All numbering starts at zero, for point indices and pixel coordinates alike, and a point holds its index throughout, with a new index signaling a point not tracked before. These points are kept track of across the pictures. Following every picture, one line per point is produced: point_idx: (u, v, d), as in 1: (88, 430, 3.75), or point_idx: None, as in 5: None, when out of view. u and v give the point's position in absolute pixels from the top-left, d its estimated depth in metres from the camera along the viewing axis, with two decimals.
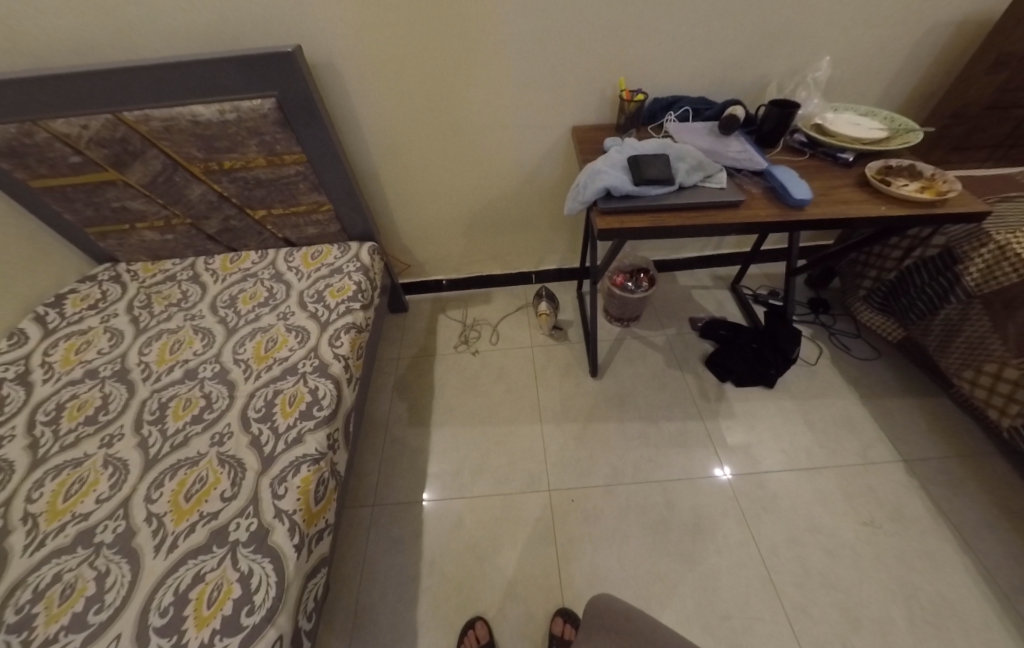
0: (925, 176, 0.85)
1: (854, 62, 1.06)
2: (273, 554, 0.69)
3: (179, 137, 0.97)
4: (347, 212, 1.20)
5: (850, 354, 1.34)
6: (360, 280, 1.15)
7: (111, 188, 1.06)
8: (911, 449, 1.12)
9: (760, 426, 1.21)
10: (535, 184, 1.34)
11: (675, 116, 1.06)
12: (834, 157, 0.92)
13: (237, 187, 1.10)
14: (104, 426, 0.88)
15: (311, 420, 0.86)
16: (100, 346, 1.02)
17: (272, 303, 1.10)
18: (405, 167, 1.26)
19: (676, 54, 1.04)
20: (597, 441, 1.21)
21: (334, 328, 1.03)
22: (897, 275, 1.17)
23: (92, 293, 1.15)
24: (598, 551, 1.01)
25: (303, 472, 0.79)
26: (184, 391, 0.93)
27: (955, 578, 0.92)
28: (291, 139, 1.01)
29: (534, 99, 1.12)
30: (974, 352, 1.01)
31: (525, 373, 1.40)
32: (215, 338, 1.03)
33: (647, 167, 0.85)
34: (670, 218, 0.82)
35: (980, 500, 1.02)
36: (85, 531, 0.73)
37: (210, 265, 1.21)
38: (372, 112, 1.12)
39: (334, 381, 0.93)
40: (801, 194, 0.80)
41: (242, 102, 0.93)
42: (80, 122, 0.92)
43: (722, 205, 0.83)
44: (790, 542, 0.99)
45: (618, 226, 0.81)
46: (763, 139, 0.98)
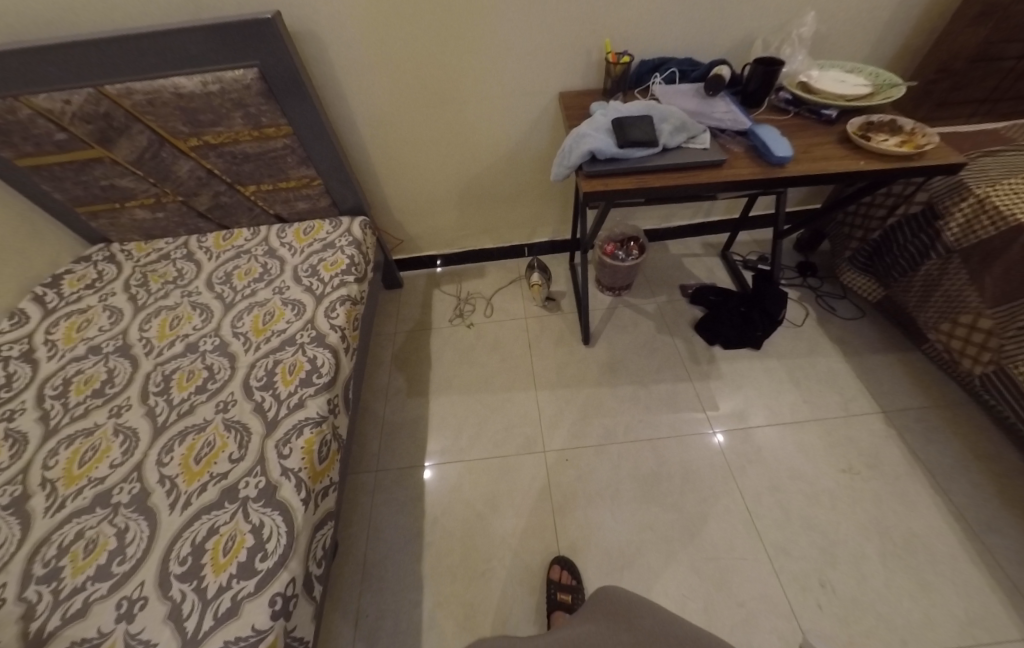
0: (905, 131, 0.86)
1: (841, 17, 1.05)
2: (281, 507, 0.73)
3: (163, 111, 0.97)
4: (337, 186, 1.20)
5: (836, 315, 1.37)
6: (353, 253, 1.16)
7: (98, 165, 1.06)
8: (891, 402, 1.17)
9: (747, 385, 1.25)
10: (524, 154, 1.34)
11: (661, 78, 1.05)
12: (818, 115, 0.93)
13: (224, 162, 1.09)
14: (112, 397, 0.91)
15: (311, 387, 0.89)
16: (100, 323, 1.05)
17: (267, 278, 1.12)
18: (394, 140, 1.26)
19: (662, 13, 1.03)
20: (590, 405, 1.25)
21: (330, 300, 1.05)
22: (882, 235, 1.20)
23: (88, 273, 1.16)
24: (592, 505, 1.07)
25: (307, 434, 0.82)
26: (187, 363, 0.96)
27: (925, 516, 0.98)
28: (276, 111, 1.00)
29: (520, 66, 1.11)
30: (950, 305, 1.05)
31: (519, 343, 1.43)
32: (213, 313, 1.05)
33: (632, 127, 0.85)
34: (654, 179, 0.83)
35: (953, 446, 1.07)
36: (102, 493, 0.77)
37: (203, 243, 1.23)
38: (357, 83, 1.11)
39: (331, 351, 0.95)
40: (782, 151, 0.81)
41: (224, 73, 0.92)
42: (62, 97, 0.92)
43: (705, 165, 0.84)
44: (773, 490, 1.05)
45: (603, 188, 0.83)
46: (748, 99, 0.98)
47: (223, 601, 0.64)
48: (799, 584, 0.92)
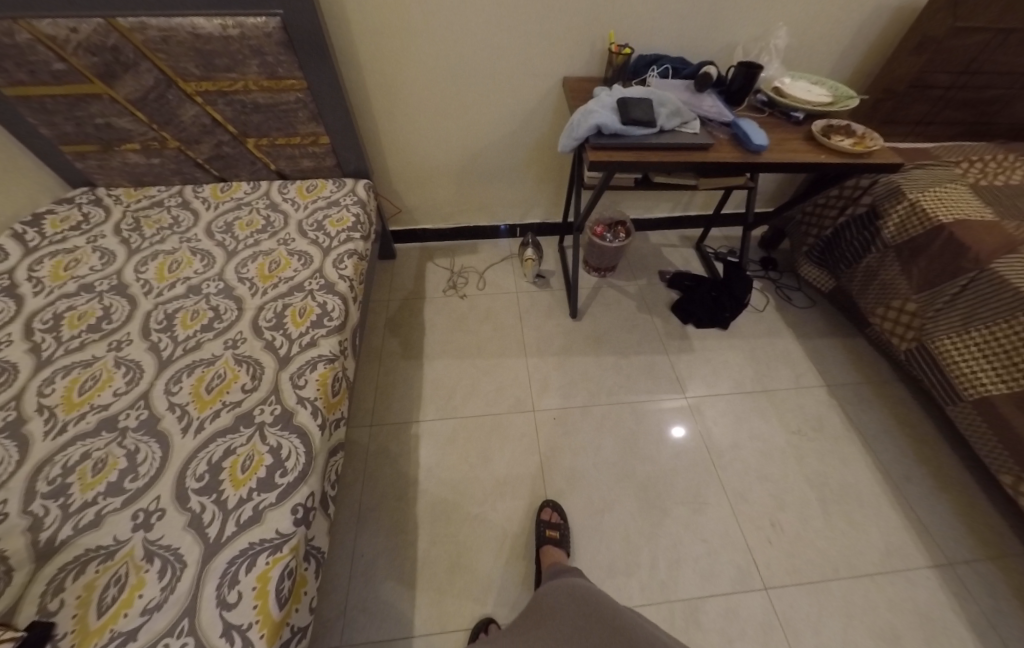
0: (858, 134, 1.02)
1: (809, 36, 1.21)
2: (299, 431, 0.75)
3: (176, 50, 0.97)
4: (344, 147, 1.22)
5: (791, 303, 1.55)
6: (358, 212, 1.19)
7: (96, 102, 1.04)
8: (834, 377, 1.35)
9: (715, 360, 1.39)
10: (525, 134, 1.42)
11: (656, 72, 1.16)
12: (788, 117, 1.07)
13: (232, 110, 1.10)
14: (110, 333, 0.90)
15: (323, 328, 0.91)
16: (90, 263, 1.03)
17: (270, 229, 1.13)
18: (402, 111, 1.31)
19: (660, 13, 1.14)
20: (576, 371, 1.34)
21: (337, 253, 1.07)
22: (832, 231, 1.38)
23: (72, 214, 1.13)
24: (577, 458, 1.16)
25: (321, 369, 0.84)
26: (189, 303, 0.95)
27: (858, 469, 1.15)
28: (293, 63, 1.02)
29: (530, 45, 1.18)
30: (885, 291, 1.23)
31: (510, 314, 1.50)
32: (215, 259, 1.05)
33: (634, 108, 0.94)
34: (652, 155, 0.92)
35: (882, 413, 1.26)
36: (107, 418, 0.77)
37: (199, 193, 1.22)
38: (371, 43, 1.14)
39: (341, 298, 0.97)
40: (759, 140, 0.93)
41: (246, 18, 0.94)
42: (69, 24, 0.90)
43: (696, 147, 0.94)
44: (735, 448, 1.18)
45: (607, 159, 0.91)
46: (732, 97, 1.10)
47: (245, 510, 0.66)
48: (754, 524, 1.05)
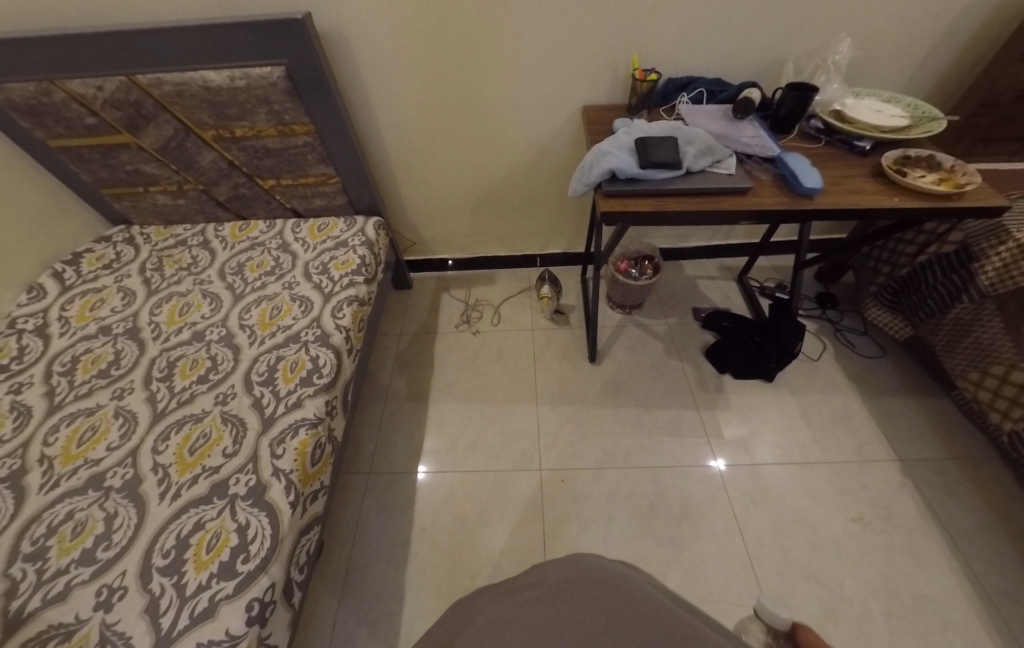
0: (944, 168, 0.82)
1: (880, 43, 1.02)
2: (269, 509, 0.71)
3: (190, 103, 0.98)
4: (354, 185, 1.20)
5: (854, 351, 1.32)
6: (364, 253, 1.16)
7: (125, 151, 1.09)
8: (908, 451, 1.11)
9: (756, 419, 1.20)
10: (545, 165, 1.33)
11: (687, 98, 1.03)
12: (850, 145, 0.88)
13: (246, 154, 1.11)
14: (116, 379, 0.91)
15: (310, 387, 0.87)
16: (113, 304, 1.06)
17: (278, 271, 1.12)
18: (416, 146, 1.27)
19: (693, 31, 1.01)
20: (591, 424, 1.22)
21: (337, 299, 1.04)
22: (910, 273, 1.15)
23: (107, 253, 1.19)
24: (584, 530, 1.04)
25: (302, 435, 0.80)
26: (191, 351, 0.95)
27: (938, 578, 0.93)
28: (299, 109, 1.01)
29: (545, 75, 1.10)
30: (981, 354, 0.99)
31: (524, 354, 1.41)
32: (222, 303, 1.05)
33: (654, 149, 0.81)
34: (675, 203, 0.79)
35: (972, 504, 1.02)
36: (96, 476, 0.76)
37: (219, 232, 1.24)
38: (380, 83, 1.11)
39: (335, 351, 0.94)
40: (812, 182, 0.77)
41: (252, 69, 0.93)
42: (95, 83, 0.94)
43: (729, 192, 0.80)
44: (776, 534, 1.00)
45: (621, 209, 0.79)
46: (778, 125, 0.94)
47: (201, 600, 0.62)
48: None
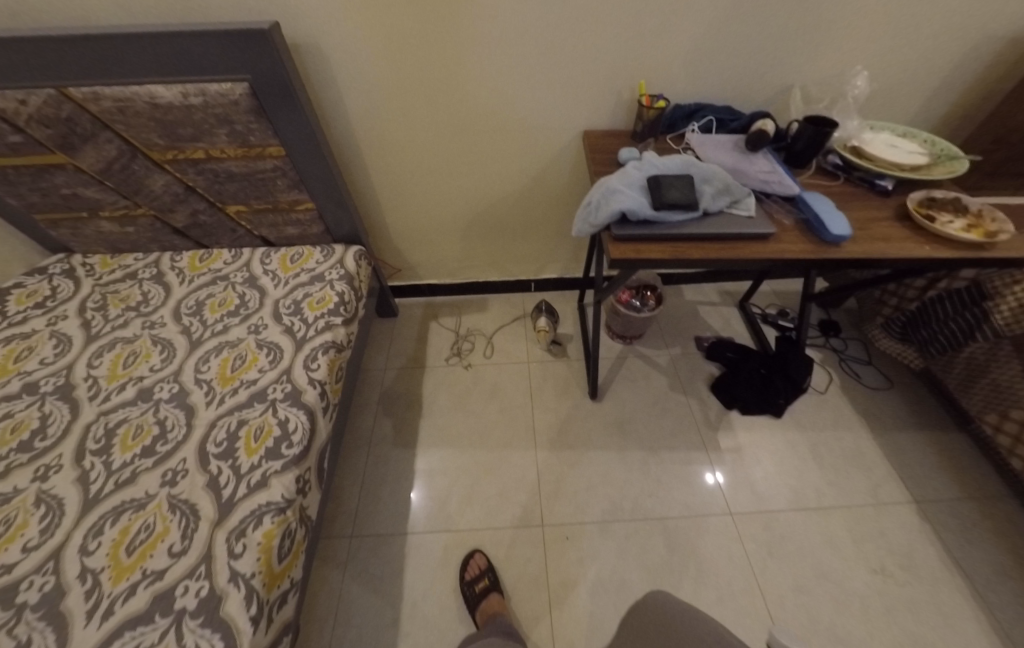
0: (971, 213, 0.76)
1: (893, 73, 0.98)
2: (223, 629, 0.58)
3: (136, 122, 0.84)
4: (330, 211, 1.08)
5: (860, 382, 1.29)
6: (343, 289, 1.03)
7: (60, 173, 0.91)
8: (922, 491, 1.08)
9: (768, 460, 1.14)
10: (541, 189, 1.24)
11: (697, 127, 0.97)
12: (871, 184, 0.83)
13: (205, 179, 0.96)
14: (40, 454, 0.75)
15: (278, 460, 0.74)
16: (43, 354, 0.89)
17: (243, 312, 0.98)
18: (399, 166, 1.15)
19: (705, 56, 0.95)
20: (595, 471, 1.13)
21: (311, 347, 0.91)
22: (918, 307, 1.12)
23: (41, 288, 1.01)
24: (593, 596, 0.94)
25: (266, 525, 0.67)
26: (135, 415, 0.81)
27: (968, 636, 0.88)
28: (266, 129, 0.88)
29: (543, 97, 1.02)
30: (999, 396, 0.96)
31: (520, 391, 1.31)
32: (176, 352, 0.91)
33: (667, 188, 0.73)
34: (692, 249, 0.71)
35: (992, 549, 0.98)
36: (5, 590, 0.61)
37: (177, 263, 1.08)
38: (360, 99, 0.99)
39: (308, 412, 0.81)
40: (839, 229, 0.70)
41: (208, 85, 0.80)
42: (16, 96, 0.78)
43: (751, 237, 0.72)
44: (798, 591, 0.94)
45: (634, 256, 0.70)
46: (793, 158, 0.88)
47: None
48: None
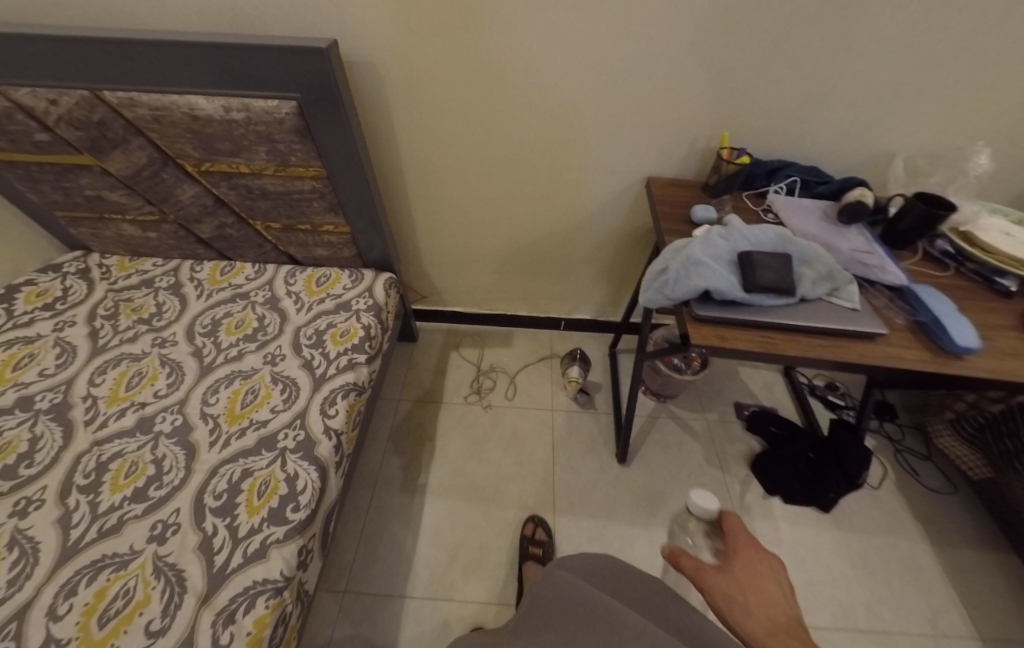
0: None
1: (1007, 151, 0.87)
2: None
3: (171, 131, 0.79)
4: (365, 236, 1.00)
5: (918, 481, 1.16)
6: (370, 322, 0.95)
7: (87, 174, 0.87)
8: (991, 625, 0.94)
9: (811, 561, 1.02)
10: (590, 231, 1.15)
11: (781, 188, 0.88)
12: (988, 281, 0.72)
13: (237, 194, 0.90)
14: (23, 484, 0.69)
15: (281, 526, 0.66)
16: (44, 365, 0.83)
17: (260, 337, 0.91)
18: (442, 193, 1.08)
19: (792, 115, 0.85)
20: (616, 548, 1.02)
21: (330, 388, 0.83)
22: (1002, 411, 0.97)
23: (53, 288, 0.97)
24: None
25: (259, 610, 0.59)
26: (132, 449, 0.74)
27: None
28: (309, 150, 0.81)
29: (606, 141, 0.94)
30: None
31: (541, 443, 1.21)
32: (184, 376, 0.84)
33: (760, 268, 0.63)
34: (786, 342, 0.61)
35: None
36: None
37: (196, 273, 1.03)
38: (410, 123, 0.92)
39: (319, 468, 0.73)
40: (965, 340, 0.59)
41: (254, 101, 0.74)
42: (48, 96, 0.74)
43: (855, 335, 0.62)
44: None
45: (719, 343, 0.61)
46: (894, 238, 0.78)
47: None
48: None
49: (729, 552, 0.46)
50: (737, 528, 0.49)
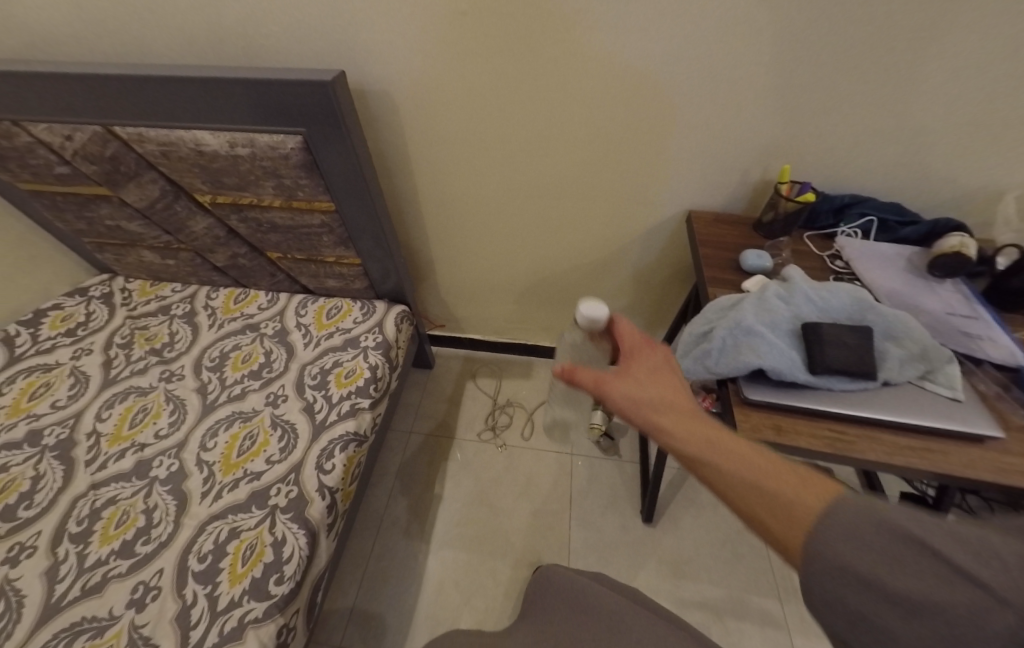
0: None
1: None
2: None
3: (180, 166, 0.76)
4: (377, 269, 0.95)
5: None
6: (377, 361, 0.89)
7: (106, 205, 0.87)
8: None
9: None
10: (621, 263, 1.04)
11: (849, 228, 0.75)
12: None
13: (247, 227, 0.87)
14: (20, 528, 0.67)
15: (262, 601, 0.60)
16: (57, 396, 0.83)
17: (265, 374, 0.87)
18: (460, 223, 1.01)
19: (871, 144, 0.72)
20: None
21: (328, 438, 0.78)
22: None
23: (77, 312, 0.97)
24: None
25: None
26: (126, 495, 0.71)
27: None
28: (316, 185, 0.77)
29: (641, 171, 0.83)
30: None
31: (559, 492, 1.12)
32: (186, 415, 0.81)
33: (830, 345, 0.51)
34: (863, 440, 0.49)
35: None
36: None
37: (211, 301, 1.01)
38: (425, 152, 0.86)
39: (309, 532, 0.67)
40: None
41: (259, 136, 0.70)
42: (63, 132, 0.73)
43: (957, 436, 0.49)
44: None
45: (774, 437, 0.49)
46: (1004, 299, 0.63)
47: None
48: None
49: (629, 355, 0.54)
50: (624, 329, 0.58)
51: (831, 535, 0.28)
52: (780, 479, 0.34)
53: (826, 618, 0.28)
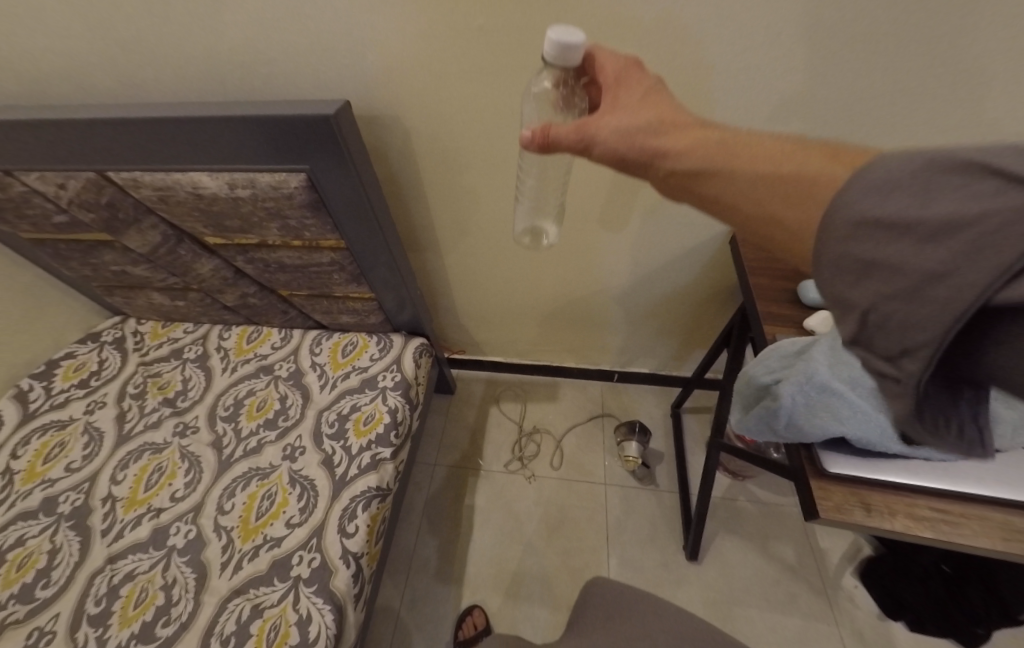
0: None
1: None
2: None
3: (180, 210, 0.71)
4: (393, 303, 0.89)
5: None
6: (397, 404, 0.83)
7: (109, 251, 0.83)
8: None
9: None
10: (656, 282, 0.95)
11: None
12: None
13: (254, 267, 0.82)
14: (39, 609, 0.64)
15: None
16: (71, 457, 0.80)
17: (281, 423, 0.82)
18: (476, 246, 0.93)
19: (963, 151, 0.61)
20: None
21: (350, 496, 0.72)
22: None
23: (89, 361, 0.94)
24: None
25: None
26: (144, 568, 0.67)
27: None
28: (325, 224, 0.71)
29: None
30: None
31: (595, 527, 1.05)
32: (201, 475, 0.77)
33: None
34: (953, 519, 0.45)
35: None
36: None
37: (224, 342, 0.97)
38: (436, 174, 0.78)
39: (336, 608, 0.62)
40: None
41: (259, 176, 0.63)
42: (56, 180, 0.68)
43: None
44: None
45: (857, 515, 0.45)
46: None
47: None
48: None
49: (609, 86, 0.42)
50: (603, 56, 0.43)
51: (857, 188, 0.22)
52: (802, 159, 0.29)
53: (832, 283, 0.23)
